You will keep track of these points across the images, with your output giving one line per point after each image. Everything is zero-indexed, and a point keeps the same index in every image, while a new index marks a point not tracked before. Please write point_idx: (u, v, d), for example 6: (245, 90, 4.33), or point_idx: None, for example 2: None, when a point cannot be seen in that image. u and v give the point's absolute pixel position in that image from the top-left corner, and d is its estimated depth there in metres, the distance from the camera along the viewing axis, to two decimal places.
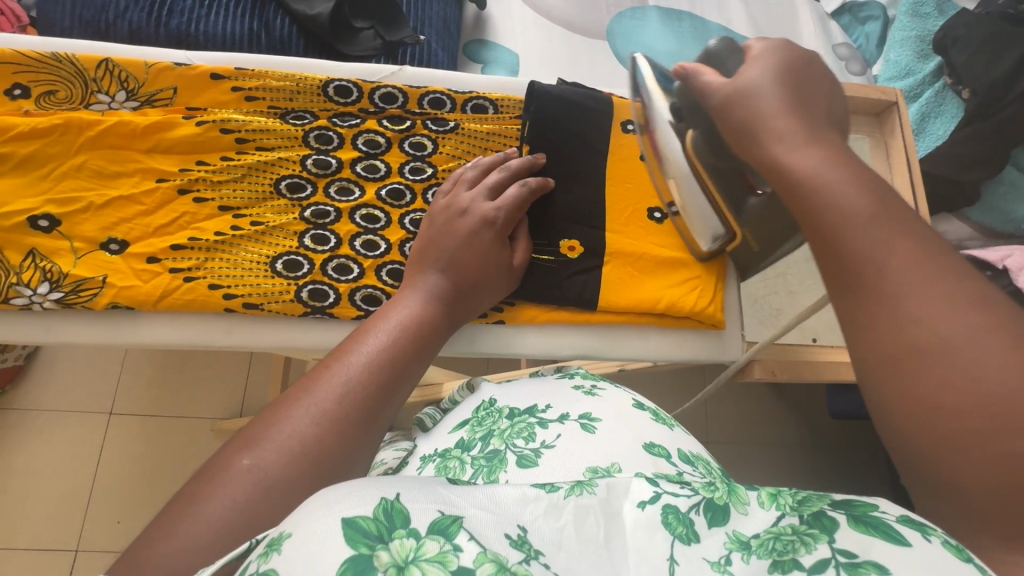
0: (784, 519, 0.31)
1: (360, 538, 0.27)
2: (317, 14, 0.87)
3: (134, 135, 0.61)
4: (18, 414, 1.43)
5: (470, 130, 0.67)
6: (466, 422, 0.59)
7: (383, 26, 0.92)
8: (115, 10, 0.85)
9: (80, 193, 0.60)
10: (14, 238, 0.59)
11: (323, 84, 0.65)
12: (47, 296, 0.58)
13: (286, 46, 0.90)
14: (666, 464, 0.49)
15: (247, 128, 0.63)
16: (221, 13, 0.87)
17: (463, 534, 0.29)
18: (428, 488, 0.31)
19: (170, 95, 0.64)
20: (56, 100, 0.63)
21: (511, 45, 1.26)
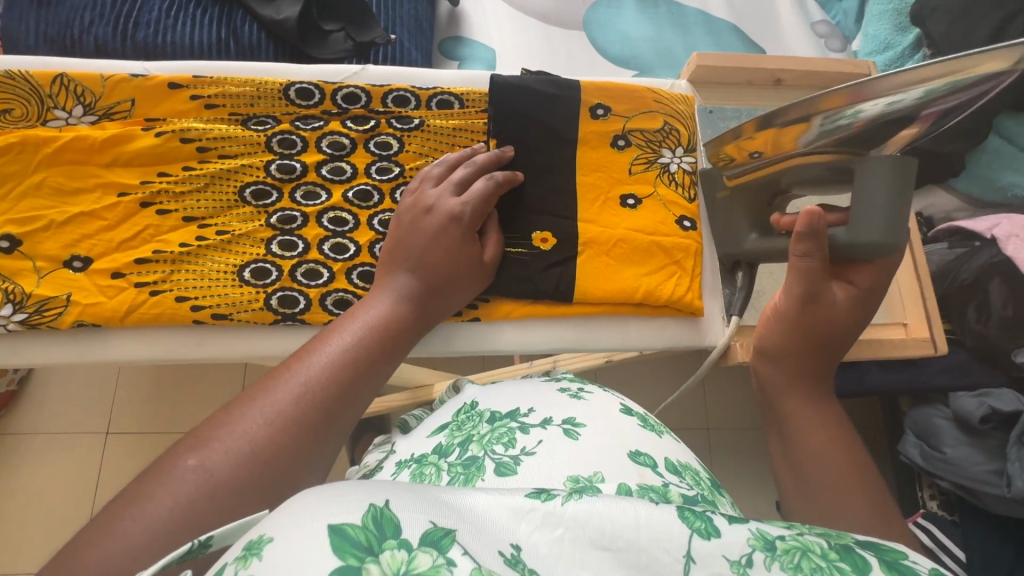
0: (811, 537, 0.33)
1: (348, 548, 0.27)
2: (284, 18, 0.87)
3: (92, 150, 0.61)
4: (14, 439, 1.42)
5: (435, 127, 0.66)
6: (445, 427, 0.59)
7: (354, 27, 0.92)
8: (79, 26, 0.83)
9: (39, 211, 0.59)
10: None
11: (283, 87, 0.64)
12: (11, 317, 0.57)
13: (255, 52, 0.89)
14: (651, 474, 0.50)
15: (209, 137, 0.62)
16: (187, 23, 0.86)
17: (456, 547, 0.29)
18: (421, 496, 0.32)
19: (128, 107, 0.63)
20: (11, 117, 0.61)
21: (487, 40, 1.25)
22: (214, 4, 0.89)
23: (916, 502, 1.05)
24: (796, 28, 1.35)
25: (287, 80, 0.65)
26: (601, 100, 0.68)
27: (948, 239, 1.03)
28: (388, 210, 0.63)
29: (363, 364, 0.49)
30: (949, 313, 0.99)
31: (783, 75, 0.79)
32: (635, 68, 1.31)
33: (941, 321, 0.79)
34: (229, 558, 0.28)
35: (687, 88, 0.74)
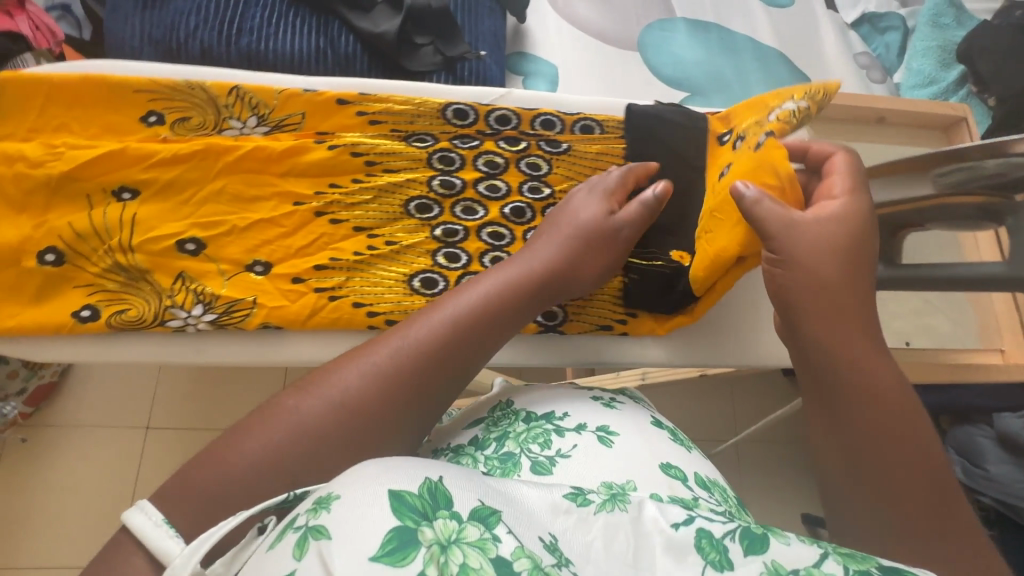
0: (829, 565, 0.34)
1: (406, 511, 0.32)
2: (383, 32, 0.90)
3: (269, 160, 0.67)
4: (53, 431, 1.41)
5: (579, 152, 0.73)
6: (481, 422, 0.63)
7: (442, 42, 0.95)
8: (185, 30, 0.86)
9: (222, 217, 0.65)
10: (165, 261, 0.63)
11: (442, 108, 0.71)
12: (201, 316, 0.63)
13: (351, 63, 0.92)
14: (682, 487, 0.54)
15: (375, 152, 0.69)
16: (289, 32, 0.89)
17: (500, 526, 0.34)
18: (467, 480, 0.37)
19: (299, 119, 0.70)
20: (190, 125, 0.69)
21: (549, 57, 1.29)
22: (313, 13, 0.91)
23: None
24: (841, 58, 1.40)
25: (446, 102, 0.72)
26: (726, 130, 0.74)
27: None
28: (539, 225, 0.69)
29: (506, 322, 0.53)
30: None
31: (887, 113, 0.86)
32: (688, 89, 1.36)
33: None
34: (302, 508, 0.34)
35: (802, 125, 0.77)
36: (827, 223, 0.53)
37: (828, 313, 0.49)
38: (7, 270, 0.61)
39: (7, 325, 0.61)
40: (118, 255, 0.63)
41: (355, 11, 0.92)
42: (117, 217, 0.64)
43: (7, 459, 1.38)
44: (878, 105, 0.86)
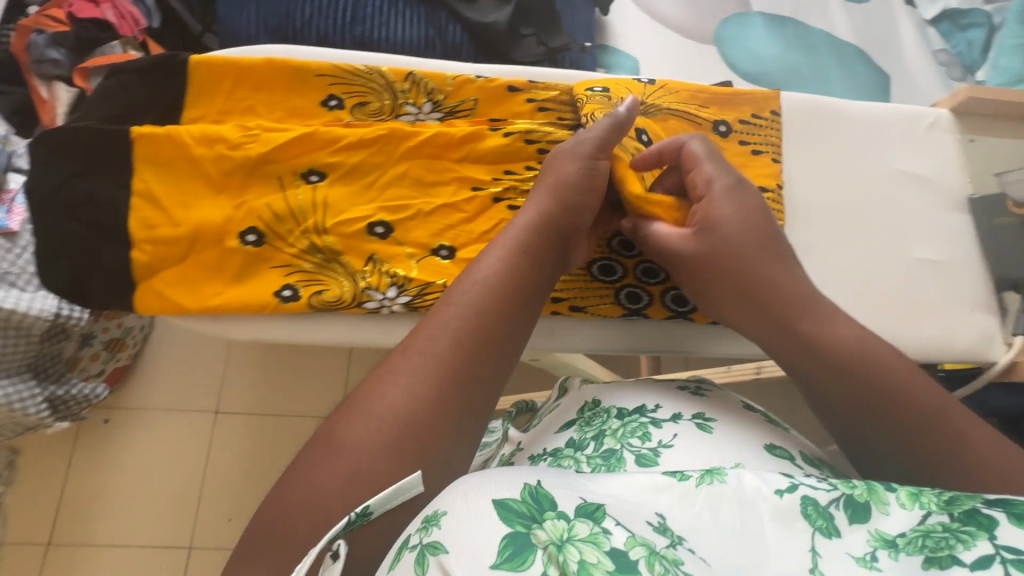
0: (934, 518, 0.38)
1: (514, 518, 0.36)
2: (493, 22, 0.91)
3: (449, 145, 0.66)
4: (127, 412, 1.44)
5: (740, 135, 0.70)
6: (573, 423, 0.61)
7: (545, 33, 0.95)
8: (301, 18, 0.87)
9: (406, 201, 0.65)
10: (357, 244, 0.64)
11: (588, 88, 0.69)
12: (396, 299, 0.63)
13: (458, 52, 0.92)
14: (791, 465, 0.54)
15: (546, 138, 0.68)
16: (400, 21, 0.90)
17: (607, 519, 0.38)
18: (561, 483, 0.41)
19: (471, 106, 0.70)
20: (368, 110, 0.69)
21: (630, 50, 1.28)
22: (422, 1, 0.91)
23: None
24: (920, 55, 1.38)
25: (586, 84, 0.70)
26: None
27: None
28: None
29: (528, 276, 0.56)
30: None
31: None
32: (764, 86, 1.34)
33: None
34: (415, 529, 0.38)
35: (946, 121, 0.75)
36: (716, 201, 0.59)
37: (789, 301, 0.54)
38: (212, 248, 0.63)
39: (213, 303, 0.62)
40: (314, 237, 0.64)
41: (460, 0, 0.92)
42: (308, 199, 0.64)
43: (84, 438, 1.42)
44: None
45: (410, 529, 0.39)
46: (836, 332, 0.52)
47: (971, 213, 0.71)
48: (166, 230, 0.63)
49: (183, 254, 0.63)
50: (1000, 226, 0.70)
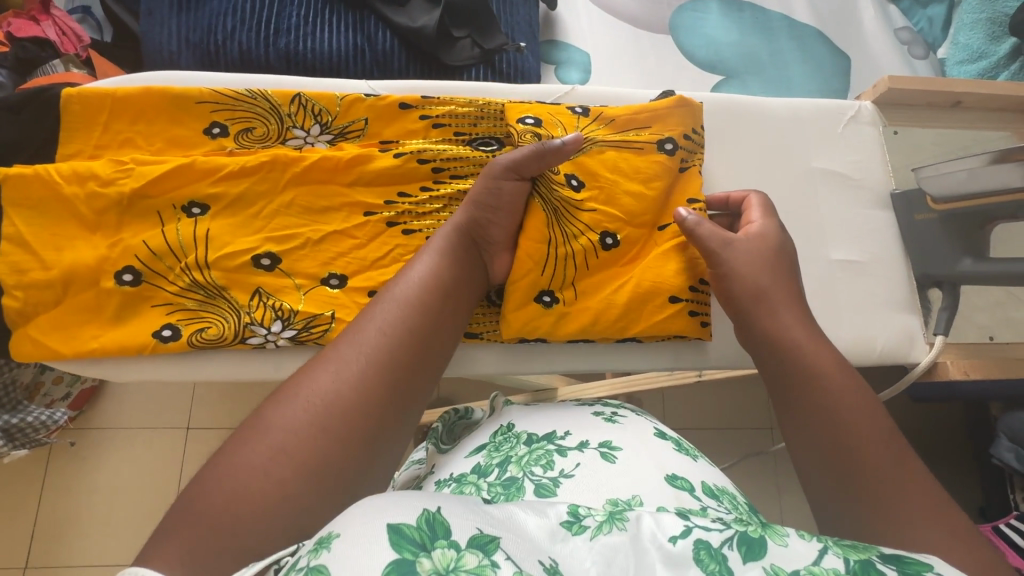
0: (829, 562, 0.36)
1: (404, 544, 0.33)
2: (421, 27, 0.87)
3: (332, 168, 0.73)
4: (98, 433, 1.44)
5: (683, 158, 0.74)
6: (483, 448, 0.63)
7: (479, 34, 0.92)
8: (223, 32, 0.84)
9: (294, 230, 0.72)
10: (242, 277, 0.70)
11: (520, 120, 0.73)
12: (280, 332, 0.70)
13: (389, 60, 0.90)
14: (689, 498, 0.53)
15: (442, 157, 0.74)
16: (327, 30, 0.87)
17: (499, 552, 0.34)
18: (467, 510, 0.38)
19: (361, 126, 0.76)
20: (253, 136, 0.75)
21: (581, 44, 1.25)
22: (348, 9, 0.89)
23: (1008, 505, 1.10)
24: (882, 34, 1.35)
25: (519, 114, 0.74)
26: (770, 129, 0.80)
27: None
28: (615, 232, 0.72)
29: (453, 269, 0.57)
30: None
31: (965, 98, 0.80)
32: (721, 73, 1.31)
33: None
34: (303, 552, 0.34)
35: (870, 112, 0.79)
36: (777, 232, 0.65)
37: (767, 315, 0.58)
38: (88, 290, 0.68)
39: (91, 346, 0.68)
40: (195, 272, 0.70)
41: (388, 4, 0.89)
42: (189, 232, 0.70)
43: (56, 461, 1.41)
44: (957, 88, 0.80)
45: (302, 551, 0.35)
46: (818, 357, 0.53)
47: (894, 209, 0.76)
48: (39, 275, 0.67)
49: (60, 296, 0.68)
50: (921, 222, 0.74)
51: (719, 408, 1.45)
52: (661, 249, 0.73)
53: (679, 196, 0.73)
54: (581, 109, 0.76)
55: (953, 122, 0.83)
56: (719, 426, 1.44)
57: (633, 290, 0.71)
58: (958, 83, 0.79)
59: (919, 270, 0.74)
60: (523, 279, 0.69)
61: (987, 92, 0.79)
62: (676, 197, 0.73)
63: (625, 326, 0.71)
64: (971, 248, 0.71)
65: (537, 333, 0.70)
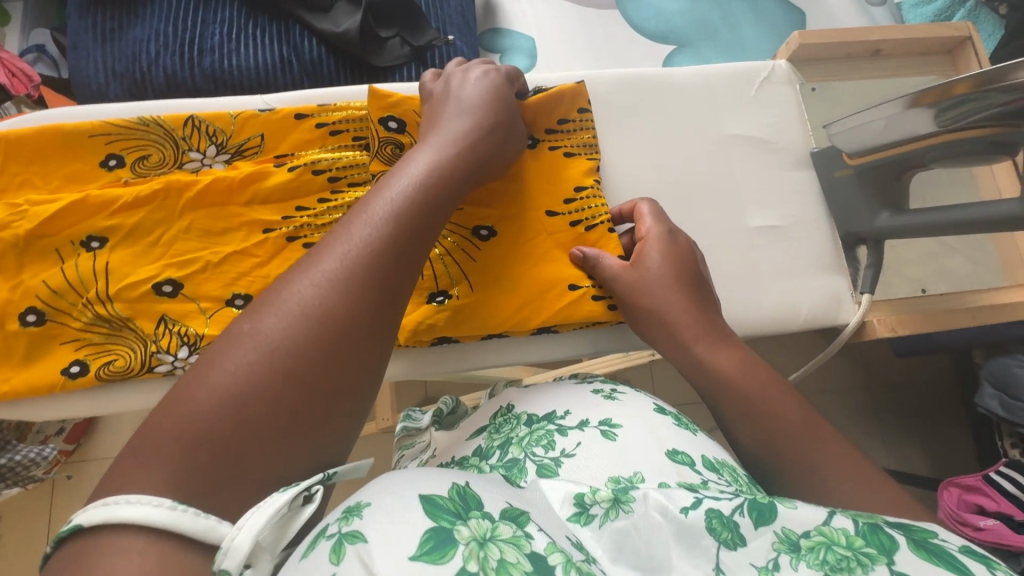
0: (837, 523, 0.34)
1: (439, 512, 0.33)
2: (345, 31, 0.86)
3: (228, 188, 0.73)
4: (97, 463, 1.46)
5: (557, 142, 0.72)
6: (483, 429, 0.59)
7: (408, 32, 0.91)
8: (147, 59, 0.85)
9: (194, 254, 0.71)
10: (145, 306, 0.69)
11: (383, 123, 0.74)
12: (187, 357, 0.69)
13: (317, 68, 0.89)
14: (689, 472, 0.49)
15: (337, 166, 0.75)
16: (251, 45, 0.87)
17: (531, 525, 0.34)
18: (494, 488, 0.37)
19: (257, 141, 0.76)
20: (148, 163, 0.74)
21: (525, 29, 1.23)
22: (270, 21, 0.89)
23: (998, 453, 1.10)
24: None
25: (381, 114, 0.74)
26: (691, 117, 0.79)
27: None
28: (489, 224, 0.70)
29: (480, 153, 0.59)
30: None
31: (884, 45, 0.78)
32: (674, 43, 1.29)
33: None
34: (333, 518, 0.33)
35: (786, 68, 0.78)
36: (667, 245, 0.64)
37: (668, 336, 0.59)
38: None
39: (2, 389, 0.67)
40: (98, 307, 0.69)
41: (311, 12, 0.88)
42: (88, 267, 0.69)
43: (59, 494, 1.44)
44: (875, 36, 0.78)
45: (327, 520, 0.34)
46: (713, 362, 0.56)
47: (814, 168, 0.74)
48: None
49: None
50: (841, 178, 0.73)
51: None
52: (549, 237, 0.71)
53: (552, 179, 0.72)
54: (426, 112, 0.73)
55: (884, 70, 0.81)
56: None
57: (525, 279, 0.69)
58: (873, 30, 0.77)
59: (844, 228, 0.74)
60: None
61: (906, 38, 0.77)
62: (545, 182, 0.71)
63: (526, 316, 0.69)
64: (888, 201, 0.72)
65: (437, 335, 0.68)
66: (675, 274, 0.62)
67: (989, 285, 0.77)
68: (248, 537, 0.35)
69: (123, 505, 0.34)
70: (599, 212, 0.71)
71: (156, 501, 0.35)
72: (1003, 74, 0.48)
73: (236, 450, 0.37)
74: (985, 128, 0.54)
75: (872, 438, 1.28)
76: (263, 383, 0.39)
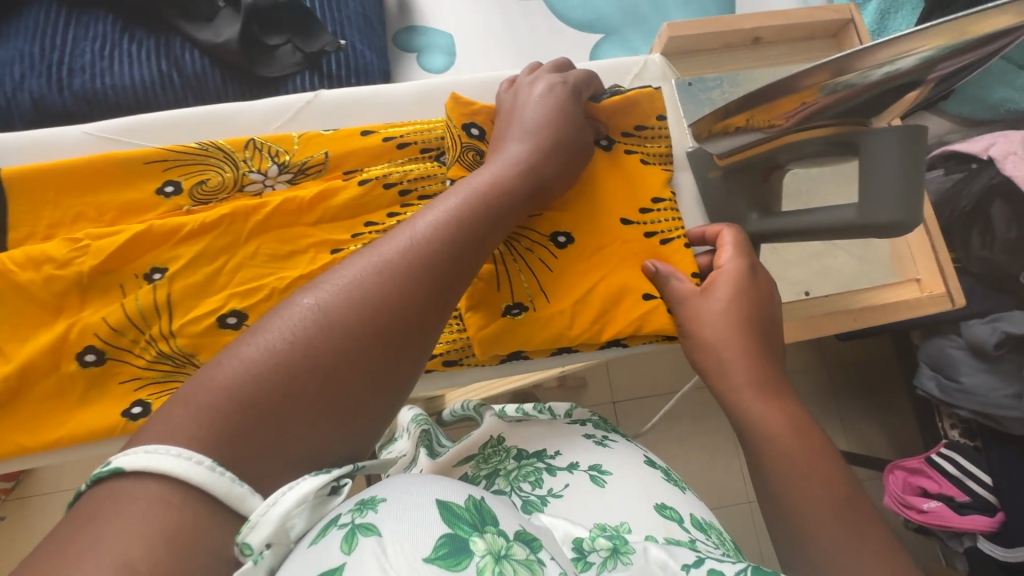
0: None
1: (455, 520, 0.30)
2: (225, 41, 0.82)
3: (302, 210, 0.58)
4: (36, 499, 1.29)
5: (633, 147, 0.67)
6: (471, 456, 0.53)
7: (300, 38, 0.86)
8: (11, 83, 0.79)
9: (258, 282, 0.55)
10: (210, 341, 0.54)
11: (464, 130, 0.60)
12: None
13: (202, 82, 0.84)
14: (678, 529, 0.44)
15: (409, 177, 0.60)
16: (126, 62, 0.82)
17: (544, 550, 0.31)
18: (504, 504, 0.35)
19: (322, 159, 0.60)
20: (207, 188, 0.58)
21: (443, 26, 1.18)
22: (148, 36, 0.83)
23: (939, 433, 1.07)
24: None
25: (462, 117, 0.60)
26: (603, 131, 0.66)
27: (944, 164, 1.04)
28: (569, 231, 0.62)
29: (544, 162, 0.54)
30: (954, 242, 1.00)
31: (762, 32, 0.73)
32: (601, 32, 1.23)
33: (955, 269, 0.72)
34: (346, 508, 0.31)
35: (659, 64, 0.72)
36: (746, 276, 0.57)
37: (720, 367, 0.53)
38: (47, 377, 0.53)
39: (57, 436, 0.53)
40: (162, 344, 0.54)
41: (190, 22, 0.83)
42: (150, 302, 0.54)
43: None
44: (749, 23, 0.73)
45: (340, 509, 0.32)
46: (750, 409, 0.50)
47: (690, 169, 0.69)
48: None
49: (13, 394, 0.52)
50: (713, 180, 0.67)
51: (664, 373, 1.42)
52: (623, 242, 0.63)
53: (630, 183, 0.65)
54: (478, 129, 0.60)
55: (767, 60, 0.76)
56: (665, 393, 1.40)
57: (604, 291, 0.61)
58: (742, 18, 0.72)
59: None
60: (480, 301, 0.59)
61: (783, 23, 0.73)
62: (623, 186, 0.65)
63: (602, 329, 0.60)
64: (758, 203, 0.65)
65: (512, 348, 0.60)
66: (753, 315, 0.55)
67: (879, 282, 0.73)
68: (277, 513, 0.31)
69: (160, 455, 0.31)
70: (680, 225, 0.65)
71: (196, 457, 0.31)
72: (849, 63, 0.44)
73: (264, 457, 0.33)
74: (822, 127, 0.53)
75: (828, 424, 1.26)
76: (309, 366, 0.35)
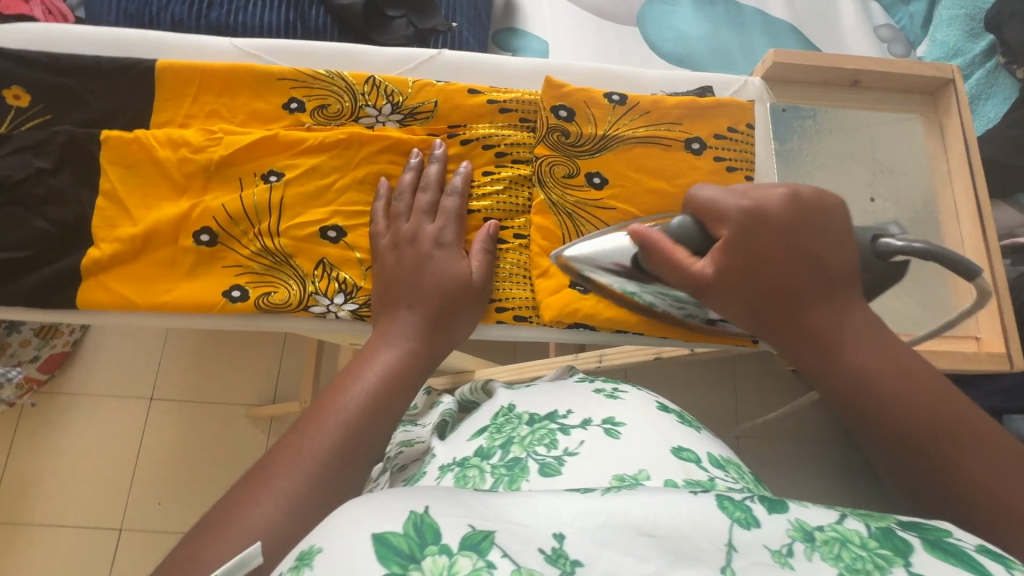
0: (851, 523, 0.28)
1: (390, 556, 0.25)
2: (352, 3, 0.88)
3: (405, 153, 0.64)
4: (65, 398, 1.27)
5: (719, 152, 0.67)
6: (484, 429, 0.52)
7: (416, 15, 0.92)
8: (158, 4, 0.87)
9: (362, 206, 0.63)
10: (310, 246, 0.61)
11: (553, 112, 0.66)
12: (342, 306, 0.61)
13: (321, 35, 0.90)
14: (696, 469, 0.45)
15: (507, 143, 0.66)
16: (259, 5, 0.89)
17: (496, 550, 0.26)
18: (457, 499, 0.28)
19: (430, 108, 0.66)
20: (328, 114, 0.66)
21: (541, 35, 1.24)
22: None
23: None
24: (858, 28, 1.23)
25: (553, 101, 0.66)
26: (695, 134, 0.68)
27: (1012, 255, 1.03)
28: None
29: (439, 319, 0.54)
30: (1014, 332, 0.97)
31: (862, 75, 0.75)
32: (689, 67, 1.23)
33: (1010, 339, 0.72)
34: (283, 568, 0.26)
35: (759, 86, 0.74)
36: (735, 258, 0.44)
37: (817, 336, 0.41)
38: (164, 247, 0.61)
39: (162, 301, 0.60)
40: (267, 240, 0.61)
41: None
42: (265, 201, 0.62)
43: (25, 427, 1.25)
44: (852, 64, 0.75)
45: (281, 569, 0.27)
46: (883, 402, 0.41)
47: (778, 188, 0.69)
48: (124, 228, 0.60)
49: (134, 252, 0.60)
50: None
51: None
52: None
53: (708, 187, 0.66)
54: (565, 113, 0.66)
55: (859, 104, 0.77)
56: None
57: None
58: (848, 58, 0.74)
59: None
60: (548, 268, 0.63)
61: (883, 72, 0.75)
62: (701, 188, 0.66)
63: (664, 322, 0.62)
64: None
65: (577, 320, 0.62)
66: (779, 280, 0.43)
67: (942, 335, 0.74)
68: None
69: None
70: None
71: None
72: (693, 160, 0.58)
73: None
74: None
75: None
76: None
